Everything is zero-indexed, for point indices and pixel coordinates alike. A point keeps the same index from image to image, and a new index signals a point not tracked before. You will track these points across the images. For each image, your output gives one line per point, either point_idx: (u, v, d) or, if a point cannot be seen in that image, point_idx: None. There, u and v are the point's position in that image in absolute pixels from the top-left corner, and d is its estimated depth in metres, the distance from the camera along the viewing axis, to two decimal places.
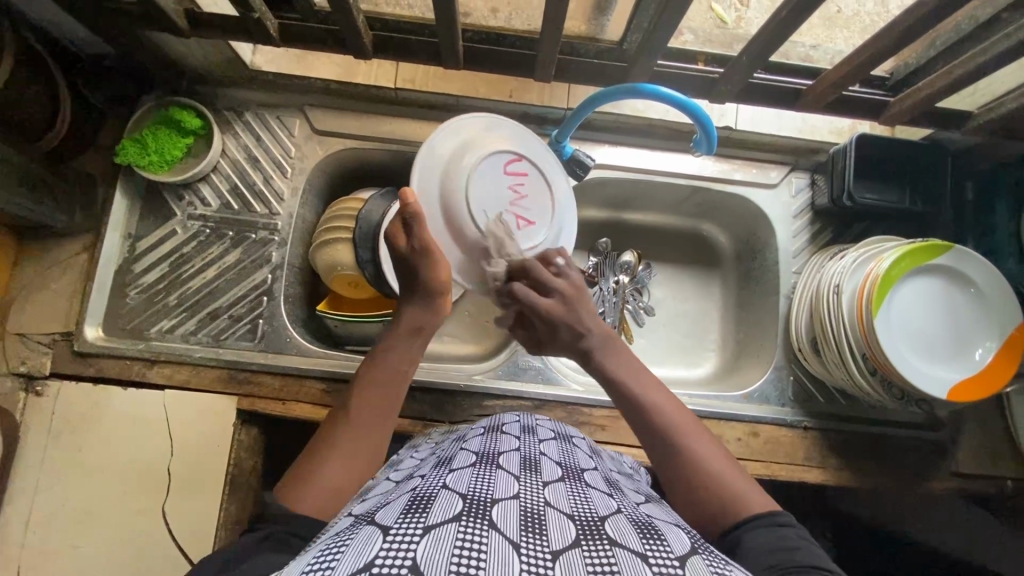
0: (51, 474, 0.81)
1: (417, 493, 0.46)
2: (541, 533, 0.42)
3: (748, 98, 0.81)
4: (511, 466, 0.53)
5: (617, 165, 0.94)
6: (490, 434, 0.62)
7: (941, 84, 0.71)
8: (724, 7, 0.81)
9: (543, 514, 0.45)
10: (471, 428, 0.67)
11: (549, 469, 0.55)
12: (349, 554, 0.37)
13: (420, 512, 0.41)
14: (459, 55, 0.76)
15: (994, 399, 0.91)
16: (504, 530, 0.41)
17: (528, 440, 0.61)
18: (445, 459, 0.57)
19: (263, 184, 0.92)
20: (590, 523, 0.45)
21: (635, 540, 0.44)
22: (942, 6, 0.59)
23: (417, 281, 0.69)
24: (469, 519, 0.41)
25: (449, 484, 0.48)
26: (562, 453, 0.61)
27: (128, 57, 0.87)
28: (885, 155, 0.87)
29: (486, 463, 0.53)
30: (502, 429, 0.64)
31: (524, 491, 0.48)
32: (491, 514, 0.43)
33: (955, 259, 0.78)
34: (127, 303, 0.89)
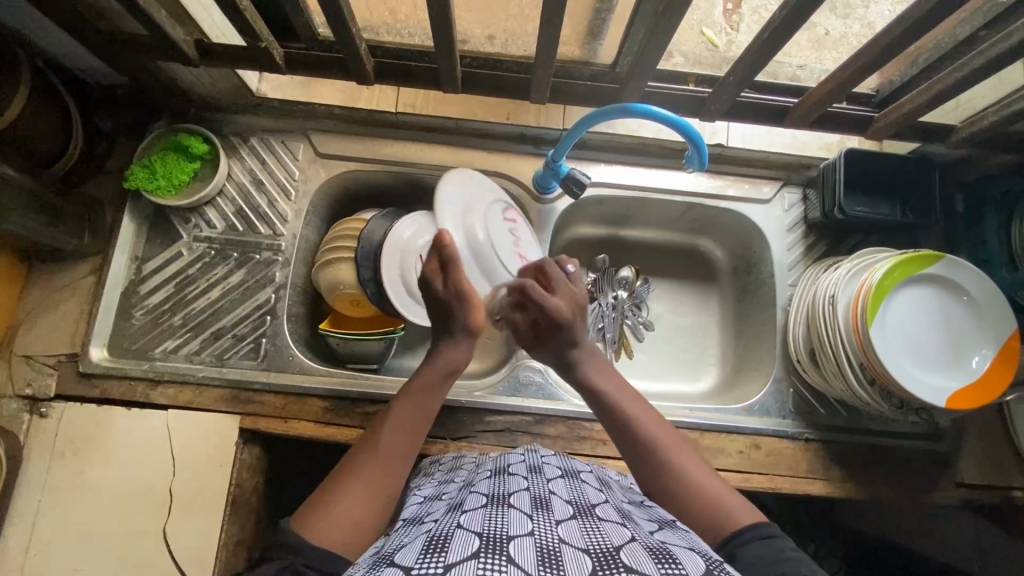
0: (54, 496, 0.81)
1: (432, 534, 0.47)
2: (558, 567, 0.42)
3: (737, 115, 0.83)
4: (523, 505, 0.52)
5: (612, 183, 0.97)
6: (498, 476, 0.62)
7: (923, 98, 0.73)
8: (715, 32, 0.82)
9: (559, 550, 0.44)
10: (477, 472, 0.67)
11: (560, 507, 0.54)
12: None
13: (439, 552, 0.42)
14: (457, 80, 0.79)
15: (996, 409, 0.91)
16: (523, 566, 0.41)
17: (536, 479, 0.61)
18: (455, 503, 0.57)
19: (267, 207, 0.94)
20: (606, 552, 0.44)
21: (648, 564, 0.43)
22: (917, 25, 0.62)
23: (453, 321, 0.71)
24: (486, 556, 0.42)
25: (463, 524, 0.48)
26: (571, 490, 0.59)
27: (139, 86, 0.90)
28: (874, 169, 0.89)
29: (498, 503, 0.52)
30: (510, 470, 0.64)
31: (538, 529, 0.47)
32: (508, 549, 0.43)
33: (946, 268, 0.79)
34: (133, 324, 0.90)
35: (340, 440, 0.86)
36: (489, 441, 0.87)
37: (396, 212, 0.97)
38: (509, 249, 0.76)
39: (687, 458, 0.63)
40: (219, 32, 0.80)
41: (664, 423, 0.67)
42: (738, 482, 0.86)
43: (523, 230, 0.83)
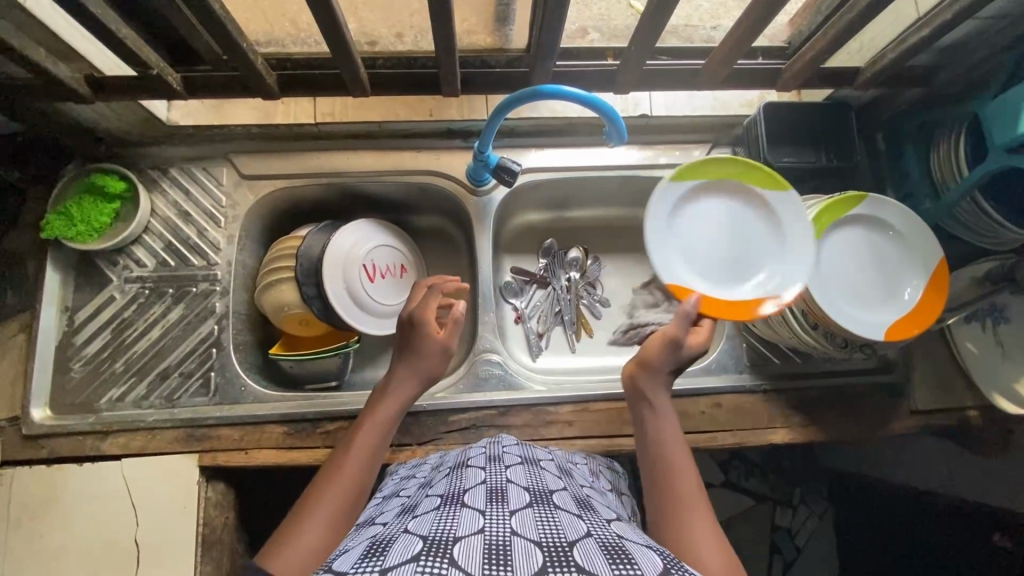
0: (13, 565, 0.78)
1: (377, 539, 0.46)
2: (503, 566, 0.41)
3: (652, 83, 0.84)
4: (476, 502, 0.51)
5: (544, 167, 0.97)
6: (456, 473, 0.62)
7: (823, 43, 0.75)
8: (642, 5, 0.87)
9: (507, 545, 0.43)
10: (438, 471, 0.67)
11: (516, 497, 0.53)
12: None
13: (378, 556, 0.41)
14: (365, 84, 0.78)
15: (940, 335, 0.94)
16: (465, 567, 0.40)
17: (494, 470, 0.60)
18: (409, 506, 0.56)
19: (197, 237, 0.92)
20: (558, 548, 0.43)
21: (603, 565, 0.41)
22: None
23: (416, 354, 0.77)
24: (428, 557, 0.40)
25: (410, 528, 0.47)
26: (530, 478, 0.59)
27: (41, 132, 0.86)
28: (794, 119, 0.91)
29: (451, 504, 0.52)
30: (468, 464, 0.64)
31: (488, 524, 0.46)
32: (453, 550, 0.42)
33: (871, 208, 0.81)
34: (73, 377, 0.87)
35: (305, 463, 0.84)
36: (455, 441, 0.86)
37: (335, 224, 0.96)
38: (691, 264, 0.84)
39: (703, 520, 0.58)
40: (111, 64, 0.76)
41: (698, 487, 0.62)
42: (703, 443, 0.88)
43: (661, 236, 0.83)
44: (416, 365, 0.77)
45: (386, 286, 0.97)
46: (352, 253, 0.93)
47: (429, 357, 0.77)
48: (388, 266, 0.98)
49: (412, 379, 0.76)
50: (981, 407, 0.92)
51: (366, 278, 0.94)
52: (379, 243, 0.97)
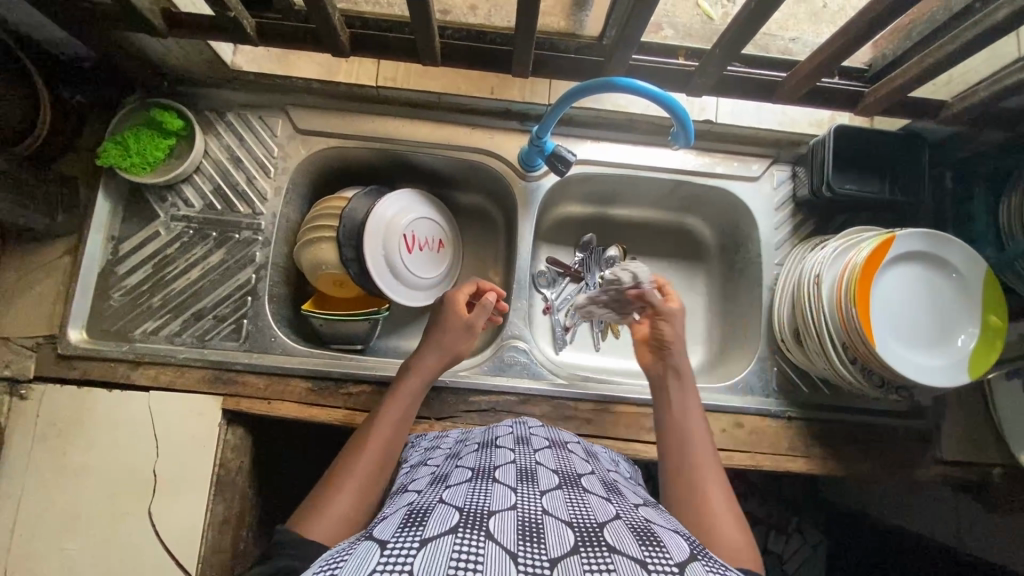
0: (37, 477, 0.81)
1: (414, 508, 0.46)
2: (537, 542, 0.41)
3: (726, 90, 0.81)
4: (508, 479, 0.51)
5: (598, 160, 0.95)
6: (485, 450, 0.62)
7: (914, 72, 0.72)
8: (710, 4, 0.83)
9: (540, 522, 0.44)
10: (464, 444, 0.67)
11: (545, 478, 0.53)
12: (346, 567, 0.38)
13: (418, 526, 0.41)
14: (436, 52, 0.76)
15: (977, 388, 0.91)
16: (501, 541, 0.40)
17: (523, 451, 0.60)
18: (440, 476, 0.57)
19: (246, 184, 0.92)
20: (589, 528, 0.43)
21: (632, 545, 0.42)
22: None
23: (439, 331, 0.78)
24: (465, 530, 0.41)
25: (445, 499, 0.47)
26: (558, 461, 0.60)
27: (108, 60, 0.87)
28: (863, 146, 0.88)
29: (483, 478, 0.52)
30: (497, 444, 0.63)
31: (520, 502, 0.47)
32: (488, 524, 0.42)
33: (932, 243, 0.78)
34: (111, 305, 0.89)
35: (324, 421, 0.85)
36: (472, 422, 0.86)
37: (381, 190, 0.96)
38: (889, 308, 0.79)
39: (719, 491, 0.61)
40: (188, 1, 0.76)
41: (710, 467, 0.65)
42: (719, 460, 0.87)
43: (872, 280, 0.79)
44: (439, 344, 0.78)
45: (423, 259, 0.97)
46: (397, 216, 0.94)
47: (456, 336, 0.78)
48: (429, 239, 0.98)
49: (435, 356, 0.77)
50: (1009, 466, 0.89)
51: (405, 245, 0.94)
52: (424, 214, 0.97)
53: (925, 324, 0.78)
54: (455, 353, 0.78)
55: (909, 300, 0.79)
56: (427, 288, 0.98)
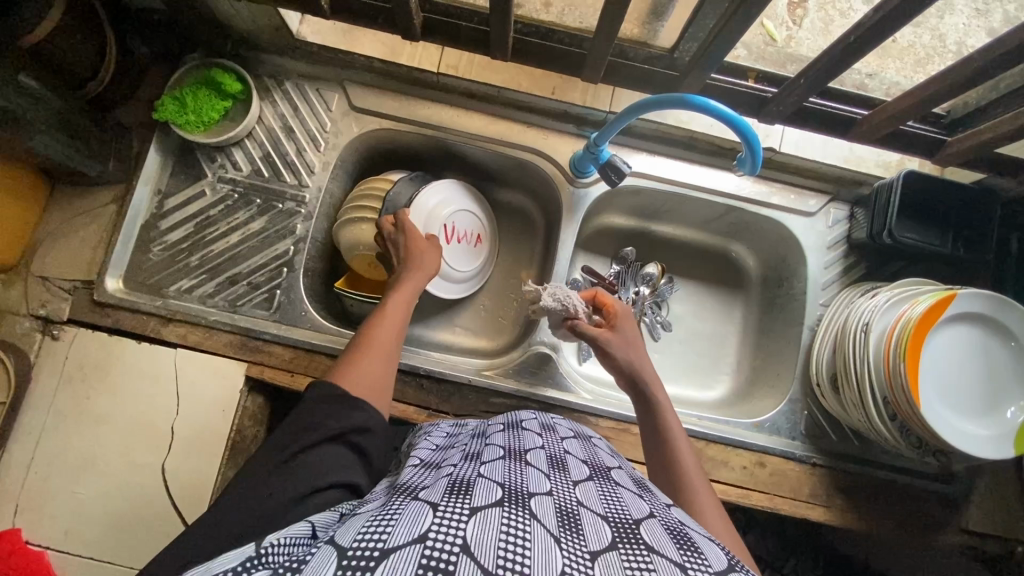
0: (59, 418, 0.82)
1: (455, 479, 0.45)
2: (577, 532, 0.39)
3: (799, 121, 0.80)
4: (540, 464, 0.50)
5: (652, 175, 0.92)
6: (513, 430, 0.61)
7: (1004, 128, 0.68)
8: (776, 24, 0.80)
9: (577, 513, 0.42)
10: (489, 424, 0.67)
11: (576, 469, 0.52)
12: (398, 525, 0.35)
13: (464, 495, 0.40)
14: (508, 46, 0.76)
15: (1015, 461, 0.88)
16: (546, 524, 0.39)
17: (550, 438, 0.60)
18: (472, 453, 0.56)
19: (295, 155, 0.92)
20: (625, 525, 0.42)
21: (670, 546, 0.40)
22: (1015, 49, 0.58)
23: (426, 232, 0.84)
24: (511, 507, 0.39)
25: (483, 473, 0.46)
26: (586, 452, 0.59)
27: (176, 15, 0.87)
28: (931, 195, 0.84)
29: (515, 458, 0.51)
30: (522, 426, 0.63)
31: (556, 489, 0.45)
32: (530, 505, 0.41)
33: (993, 308, 0.75)
34: (150, 259, 0.89)
35: None
36: None
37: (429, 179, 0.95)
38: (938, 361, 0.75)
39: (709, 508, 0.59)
40: None
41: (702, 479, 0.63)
42: (736, 497, 0.84)
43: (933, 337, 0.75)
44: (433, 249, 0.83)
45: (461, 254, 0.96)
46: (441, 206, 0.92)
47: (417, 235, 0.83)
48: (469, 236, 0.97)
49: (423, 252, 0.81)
50: None
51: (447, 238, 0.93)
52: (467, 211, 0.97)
53: (971, 387, 0.75)
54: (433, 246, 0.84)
55: (963, 359, 0.75)
56: (459, 283, 0.97)
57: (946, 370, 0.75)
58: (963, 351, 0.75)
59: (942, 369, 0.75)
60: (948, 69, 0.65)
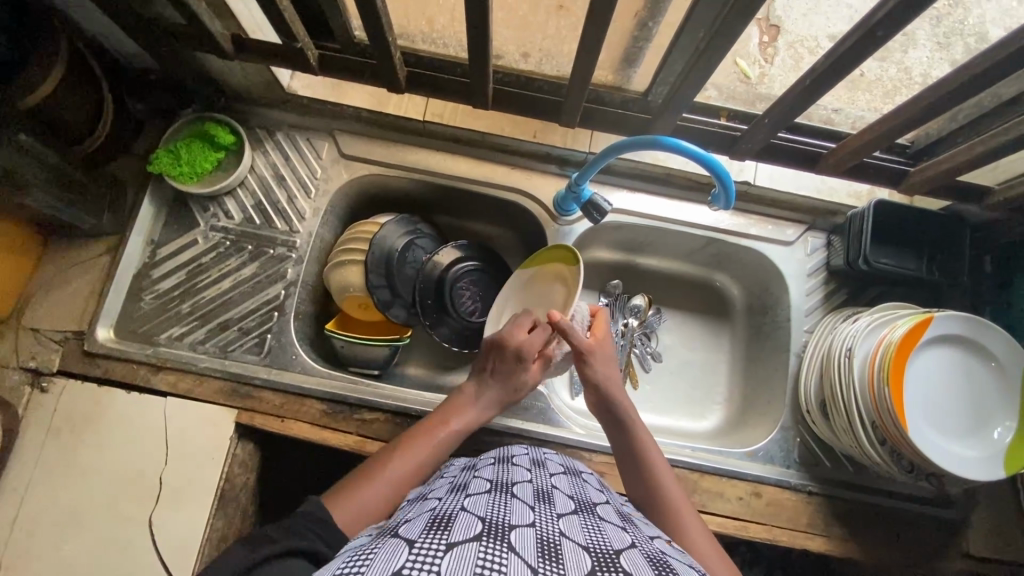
0: (46, 472, 0.81)
1: (437, 514, 0.46)
2: (556, 561, 0.39)
3: (770, 156, 0.83)
4: (525, 498, 0.51)
5: (633, 211, 0.95)
6: (502, 465, 0.62)
7: (963, 158, 0.72)
8: (748, 63, 0.84)
9: (559, 542, 0.42)
10: (480, 458, 0.67)
11: (562, 503, 0.53)
12: (375, 563, 0.36)
13: (442, 530, 0.41)
14: (488, 97, 0.80)
15: (1010, 482, 0.87)
16: (523, 555, 0.39)
17: (539, 473, 0.60)
18: (459, 485, 0.57)
19: (286, 203, 0.94)
20: (605, 554, 0.42)
21: None
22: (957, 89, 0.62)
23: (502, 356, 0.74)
24: (489, 540, 0.40)
25: (466, 507, 0.47)
26: (574, 488, 0.59)
27: (172, 73, 0.91)
28: (902, 223, 0.87)
29: (501, 492, 0.52)
30: (513, 461, 0.63)
31: (539, 520, 0.46)
32: (510, 536, 0.41)
33: (970, 329, 0.76)
34: (141, 307, 0.90)
35: (334, 446, 0.84)
36: None
37: (433, 230, 1.00)
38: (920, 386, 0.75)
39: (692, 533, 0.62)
40: (255, 28, 0.79)
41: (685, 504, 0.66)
42: (734, 529, 0.83)
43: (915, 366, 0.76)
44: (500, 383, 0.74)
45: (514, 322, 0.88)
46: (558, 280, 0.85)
47: (507, 362, 0.74)
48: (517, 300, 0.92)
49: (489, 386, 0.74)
50: None
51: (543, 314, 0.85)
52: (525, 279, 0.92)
53: (955, 408, 0.76)
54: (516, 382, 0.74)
55: (945, 379, 0.76)
56: None
57: (930, 391, 0.76)
58: (944, 372, 0.76)
59: (926, 389, 0.76)
60: (900, 107, 0.69)
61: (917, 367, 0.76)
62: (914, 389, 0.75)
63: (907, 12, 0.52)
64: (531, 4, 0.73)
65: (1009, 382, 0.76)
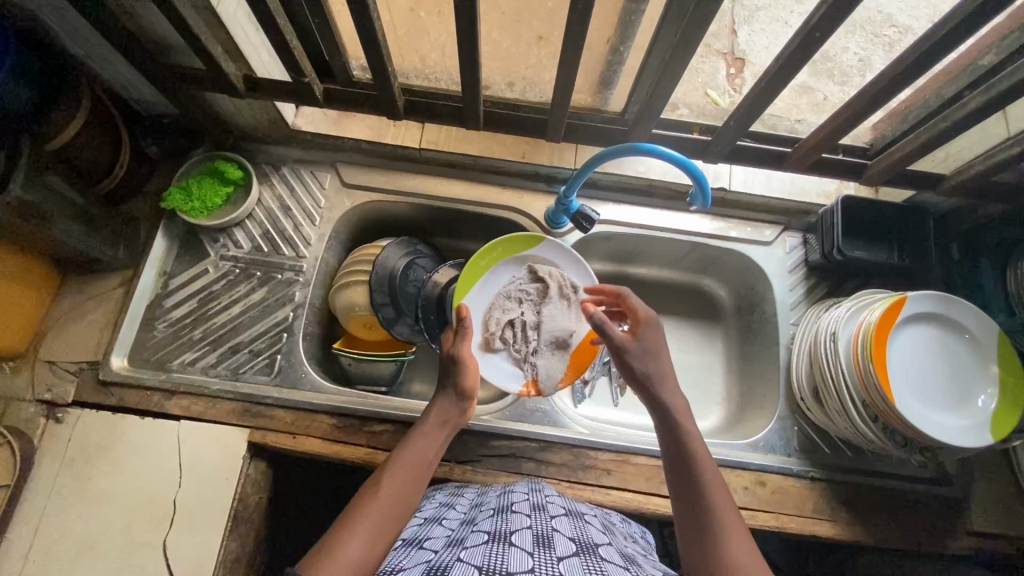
0: (60, 501, 0.82)
1: (433, 565, 0.53)
2: None
3: (738, 159, 0.90)
4: (524, 543, 0.56)
5: (620, 221, 1.01)
6: (502, 513, 0.65)
7: (911, 147, 0.79)
8: (718, 95, 0.99)
9: None
10: (480, 509, 0.70)
11: (563, 544, 0.57)
12: None
13: None
14: (480, 116, 0.86)
15: (1004, 455, 0.90)
16: None
17: (539, 517, 0.63)
18: (456, 538, 0.61)
19: (293, 230, 1.00)
20: None
21: None
22: (891, 85, 0.70)
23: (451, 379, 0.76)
24: None
25: (463, 557, 0.54)
26: (575, 529, 0.63)
27: (186, 117, 0.98)
28: (870, 216, 0.94)
29: (500, 540, 0.57)
30: (513, 508, 0.66)
31: (538, 566, 0.51)
32: None
33: (944, 306, 0.81)
34: (154, 336, 0.93)
35: (346, 458, 0.86)
36: (494, 466, 0.86)
37: (431, 251, 1.06)
38: (911, 375, 0.79)
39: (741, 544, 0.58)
40: (265, 69, 0.87)
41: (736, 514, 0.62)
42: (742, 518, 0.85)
43: (903, 348, 0.80)
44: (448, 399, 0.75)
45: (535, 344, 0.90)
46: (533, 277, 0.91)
47: (458, 373, 0.76)
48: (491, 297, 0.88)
49: (450, 404, 0.75)
50: None
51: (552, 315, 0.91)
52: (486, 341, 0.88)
53: (936, 382, 0.79)
54: (467, 393, 0.76)
55: (924, 358, 0.80)
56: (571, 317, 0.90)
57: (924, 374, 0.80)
58: (925, 350, 0.81)
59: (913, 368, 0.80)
60: (847, 104, 0.76)
61: (897, 353, 0.80)
62: (896, 369, 0.79)
63: (837, 17, 0.60)
64: (514, 38, 0.84)
65: (986, 352, 0.80)
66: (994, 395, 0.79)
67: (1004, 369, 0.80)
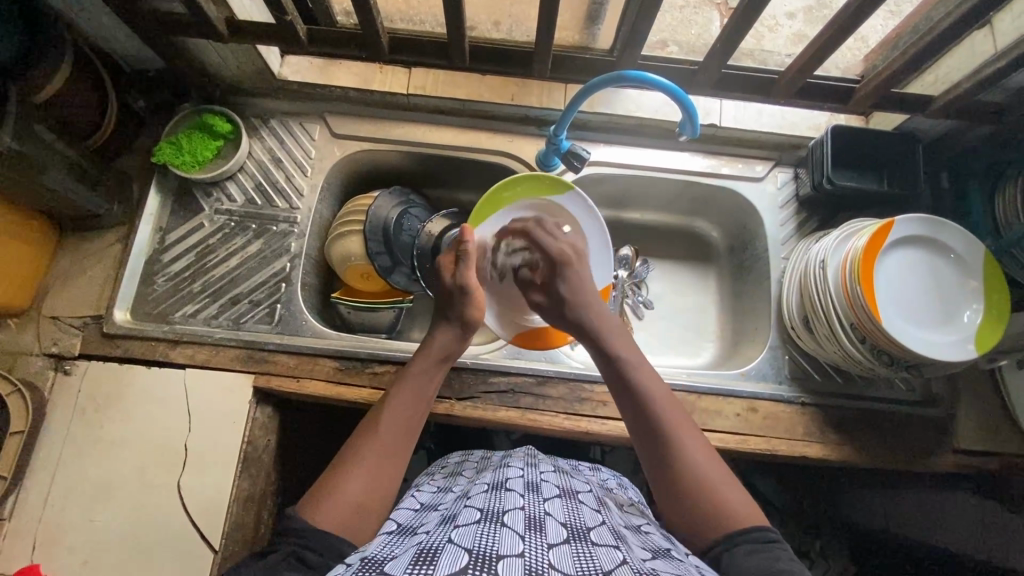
0: (75, 448, 0.84)
1: (423, 547, 0.52)
2: None
3: (725, 88, 0.90)
4: (515, 526, 0.55)
5: (612, 162, 1.02)
6: (495, 492, 0.65)
7: (897, 65, 0.79)
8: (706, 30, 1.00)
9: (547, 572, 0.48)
10: (475, 484, 0.71)
11: (554, 531, 0.56)
12: None
13: (429, 563, 0.47)
14: (466, 53, 0.85)
15: (989, 376, 0.93)
16: None
17: (532, 499, 0.63)
18: (449, 517, 0.61)
19: (285, 181, 1.00)
20: None
21: None
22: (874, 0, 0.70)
23: (454, 310, 0.79)
24: (474, 570, 0.46)
25: (454, 539, 0.53)
26: (568, 512, 0.62)
27: (172, 69, 0.98)
28: (860, 145, 0.94)
29: (490, 521, 0.56)
30: (506, 487, 0.67)
31: (528, 550, 0.51)
32: (496, 567, 0.47)
33: (931, 228, 0.82)
34: (155, 290, 0.94)
35: (350, 399, 0.89)
36: (493, 402, 0.88)
37: (422, 200, 1.06)
38: (893, 290, 0.81)
39: (699, 450, 0.64)
40: (246, 13, 0.86)
41: (680, 409, 0.68)
42: (735, 443, 0.88)
43: (890, 271, 0.82)
44: (453, 327, 0.78)
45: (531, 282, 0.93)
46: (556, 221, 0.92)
47: (461, 304, 0.78)
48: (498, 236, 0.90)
49: (452, 336, 0.78)
50: None
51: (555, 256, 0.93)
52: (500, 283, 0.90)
53: (920, 299, 0.81)
54: (471, 325, 0.79)
55: (901, 272, 0.82)
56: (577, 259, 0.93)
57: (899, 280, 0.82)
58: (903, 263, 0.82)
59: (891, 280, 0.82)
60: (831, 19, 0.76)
61: (883, 276, 0.81)
62: (882, 291, 0.81)
63: None
64: None
65: (971, 269, 0.82)
66: (982, 308, 0.81)
67: (990, 280, 0.81)
